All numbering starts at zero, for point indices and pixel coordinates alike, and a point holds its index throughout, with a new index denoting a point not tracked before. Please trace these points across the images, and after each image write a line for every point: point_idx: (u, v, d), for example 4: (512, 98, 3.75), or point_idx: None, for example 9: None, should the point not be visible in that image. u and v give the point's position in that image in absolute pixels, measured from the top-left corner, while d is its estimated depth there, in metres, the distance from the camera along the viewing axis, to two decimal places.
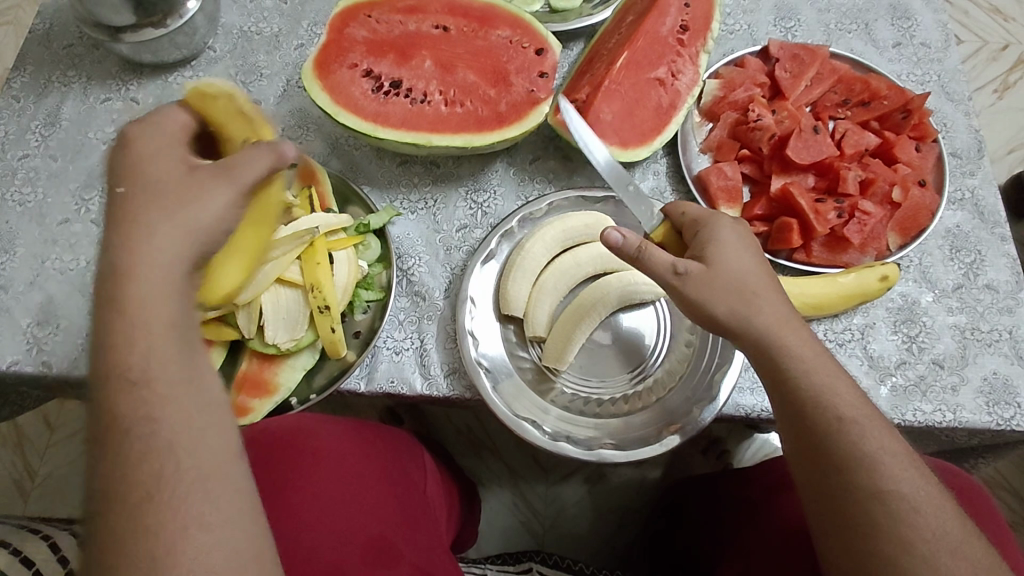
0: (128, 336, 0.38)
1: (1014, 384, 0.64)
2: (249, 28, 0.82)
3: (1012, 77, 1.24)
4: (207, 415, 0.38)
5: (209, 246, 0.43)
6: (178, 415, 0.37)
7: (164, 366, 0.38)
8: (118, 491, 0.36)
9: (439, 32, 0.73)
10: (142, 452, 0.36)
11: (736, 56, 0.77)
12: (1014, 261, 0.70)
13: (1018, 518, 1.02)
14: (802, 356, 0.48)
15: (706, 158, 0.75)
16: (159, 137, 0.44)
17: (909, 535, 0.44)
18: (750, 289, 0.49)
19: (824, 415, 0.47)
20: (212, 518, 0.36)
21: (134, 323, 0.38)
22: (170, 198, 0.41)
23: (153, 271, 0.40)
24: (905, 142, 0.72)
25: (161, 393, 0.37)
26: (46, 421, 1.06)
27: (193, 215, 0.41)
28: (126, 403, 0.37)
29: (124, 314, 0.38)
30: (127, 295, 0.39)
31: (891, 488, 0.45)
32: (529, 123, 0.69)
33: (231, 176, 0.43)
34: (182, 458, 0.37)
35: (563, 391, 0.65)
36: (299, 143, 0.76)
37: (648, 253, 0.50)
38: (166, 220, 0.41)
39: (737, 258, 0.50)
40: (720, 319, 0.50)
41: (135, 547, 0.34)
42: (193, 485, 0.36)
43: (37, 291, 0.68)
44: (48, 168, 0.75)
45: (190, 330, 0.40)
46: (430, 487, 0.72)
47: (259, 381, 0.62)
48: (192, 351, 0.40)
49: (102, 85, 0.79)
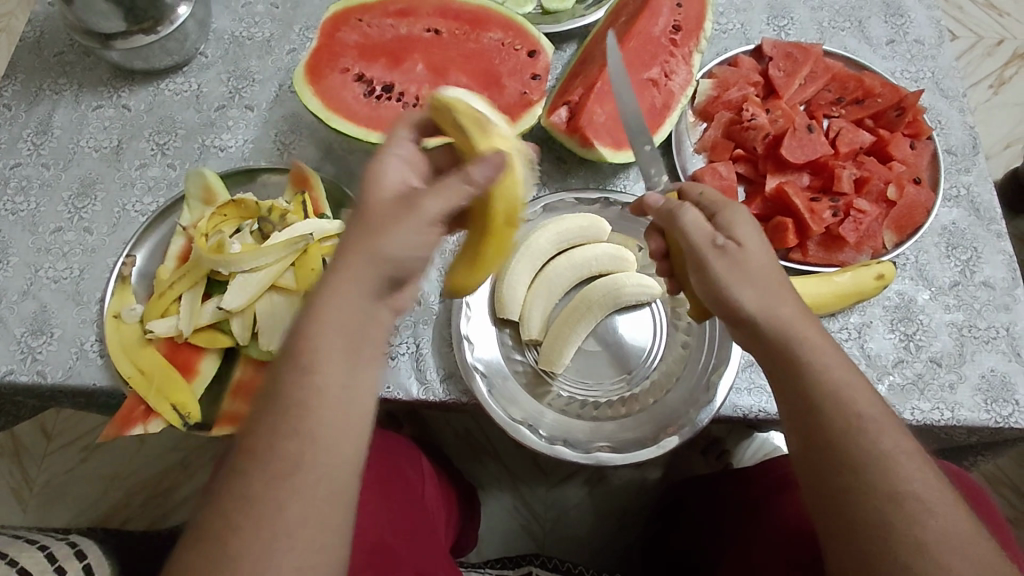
0: (315, 342, 0.40)
1: (1011, 381, 0.64)
2: (241, 33, 0.81)
3: (1008, 72, 1.24)
4: (349, 415, 0.40)
5: (397, 271, 0.42)
6: (326, 409, 0.40)
7: (338, 369, 0.40)
8: (248, 467, 0.39)
9: (430, 35, 0.73)
10: (280, 433, 0.39)
11: (729, 56, 0.77)
12: (1010, 258, 0.70)
13: (1018, 514, 1.01)
14: (821, 351, 0.48)
15: (700, 159, 0.74)
16: (390, 165, 0.45)
17: (922, 537, 0.42)
18: (778, 278, 0.50)
19: (840, 412, 0.46)
20: (298, 530, 0.38)
21: (319, 330, 0.41)
22: (374, 225, 0.42)
23: (347, 291, 0.41)
24: (899, 139, 0.73)
25: (310, 390, 0.40)
26: (44, 430, 1.06)
27: (390, 241, 0.41)
28: (293, 388, 0.40)
29: (317, 321, 0.41)
30: (322, 308, 0.41)
31: (905, 489, 0.44)
32: (521, 126, 0.69)
33: (417, 209, 0.42)
34: (310, 447, 0.39)
35: (560, 394, 0.65)
36: (292, 149, 0.76)
37: (683, 215, 0.51)
38: (363, 242, 0.42)
39: (767, 245, 0.51)
40: (745, 305, 0.49)
41: (245, 524, 0.37)
42: (303, 474, 0.38)
43: (30, 300, 0.68)
44: (39, 176, 0.74)
45: (367, 344, 0.42)
46: (430, 494, 0.71)
47: (253, 389, 0.61)
48: (357, 362, 0.41)
49: (94, 92, 0.78)
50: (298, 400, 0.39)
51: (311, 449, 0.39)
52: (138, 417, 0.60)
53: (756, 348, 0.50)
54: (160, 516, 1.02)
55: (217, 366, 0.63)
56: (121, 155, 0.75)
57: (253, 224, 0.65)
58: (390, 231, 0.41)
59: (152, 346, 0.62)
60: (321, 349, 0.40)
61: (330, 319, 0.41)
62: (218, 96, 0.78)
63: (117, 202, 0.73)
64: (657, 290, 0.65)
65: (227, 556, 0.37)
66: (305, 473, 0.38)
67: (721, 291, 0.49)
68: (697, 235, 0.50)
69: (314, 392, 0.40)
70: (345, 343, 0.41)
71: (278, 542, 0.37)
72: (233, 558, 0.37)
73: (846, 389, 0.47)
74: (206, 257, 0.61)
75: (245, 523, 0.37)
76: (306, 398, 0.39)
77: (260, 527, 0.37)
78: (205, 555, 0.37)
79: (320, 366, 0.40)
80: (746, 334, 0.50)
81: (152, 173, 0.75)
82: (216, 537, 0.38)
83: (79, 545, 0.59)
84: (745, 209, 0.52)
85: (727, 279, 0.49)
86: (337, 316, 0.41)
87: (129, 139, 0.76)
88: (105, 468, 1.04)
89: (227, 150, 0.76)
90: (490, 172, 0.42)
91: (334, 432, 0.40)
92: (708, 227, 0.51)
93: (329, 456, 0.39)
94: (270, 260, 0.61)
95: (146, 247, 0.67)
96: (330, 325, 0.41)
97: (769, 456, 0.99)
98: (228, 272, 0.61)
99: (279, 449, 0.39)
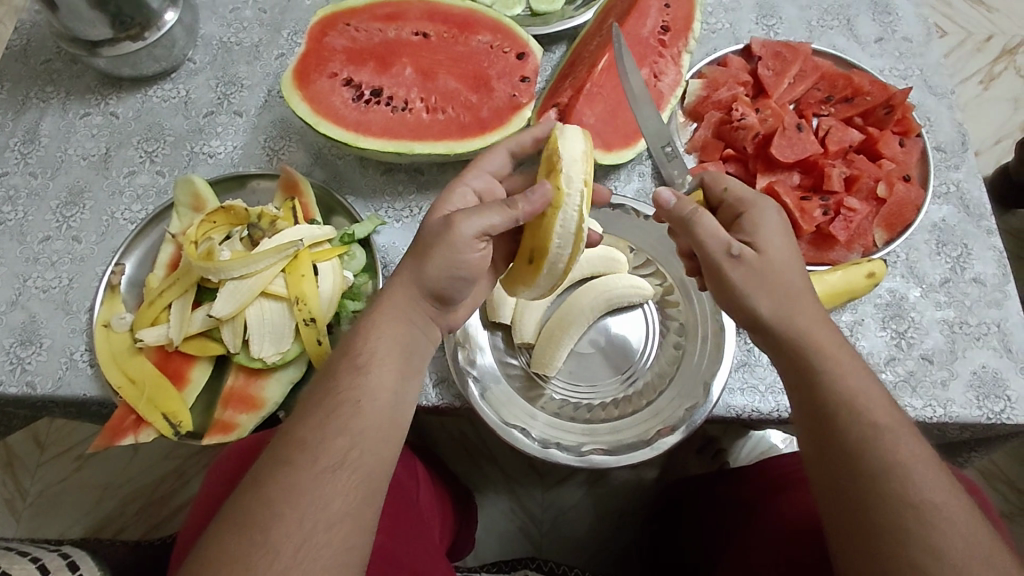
0: (372, 350, 0.48)
1: (1003, 377, 0.64)
2: (229, 39, 0.81)
3: (996, 68, 1.24)
4: (387, 421, 0.46)
5: (436, 288, 0.50)
6: (368, 414, 0.46)
7: (381, 373, 0.47)
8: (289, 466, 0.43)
9: (419, 39, 0.73)
10: (324, 435, 0.44)
11: (718, 56, 0.77)
12: (1000, 254, 0.70)
13: (1013, 508, 1.02)
14: (837, 359, 0.48)
15: (691, 159, 0.75)
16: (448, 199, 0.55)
17: (937, 543, 0.42)
18: (799, 284, 0.50)
19: (855, 420, 0.46)
20: (335, 527, 0.42)
21: (377, 341, 0.49)
22: (423, 247, 0.50)
23: (398, 308, 0.50)
24: (889, 137, 0.73)
25: (365, 392, 0.46)
26: (37, 440, 1.05)
27: (432, 261, 0.49)
28: (347, 381, 0.47)
29: (374, 334, 0.49)
30: (379, 322, 0.49)
31: (922, 497, 0.44)
32: (510, 129, 0.69)
33: (454, 234, 0.48)
34: (347, 447, 0.44)
35: (553, 397, 0.65)
36: (281, 154, 0.76)
37: (699, 221, 0.50)
38: (415, 263, 0.50)
39: (788, 249, 0.51)
40: (762, 315, 0.49)
41: (284, 521, 0.41)
42: (336, 475, 0.43)
43: (19, 310, 0.67)
44: (27, 186, 0.74)
45: (409, 356, 0.49)
46: (425, 498, 0.71)
47: (245, 397, 0.61)
48: (405, 371, 0.49)
49: (81, 100, 0.78)
50: (352, 402, 0.46)
51: (356, 451, 0.44)
52: (129, 427, 0.60)
53: (773, 354, 0.51)
54: (155, 524, 1.01)
55: (208, 375, 0.62)
56: (109, 163, 0.75)
57: (242, 230, 0.65)
58: (441, 255, 0.49)
59: (142, 355, 0.62)
60: (378, 359, 0.48)
61: (389, 332, 0.49)
62: (206, 102, 0.78)
63: (106, 211, 0.73)
64: (648, 291, 0.65)
65: (269, 543, 0.40)
66: (346, 473, 0.43)
67: (739, 299, 0.50)
68: (712, 243, 0.50)
69: (368, 396, 0.46)
70: (399, 354, 0.49)
71: (318, 536, 0.41)
72: (275, 547, 0.40)
73: (861, 396, 0.47)
74: (195, 264, 0.60)
75: (289, 514, 0.41)
76: (358, 402, 0.46)
77: (302, 521, 0.41)
78: (249, 540, 0.41)
79: (375, 372, 0.47)
80: (764, 339, 0.51)
81: (141, 181, 0.74)
82: (257, 528, 0.41)
83: (71, 556, 0.59)
84: (766, 211, 0.52)
85: (744, 288, 0.49)
86: (396, 330, 0.49)
87: (117, 147, 0.76)
88: (99, 477, 1.04)
89: (216, 157, 0.76)
90: (532, 202, 0.47)
91: (378, 436, 0.45)
92: (725, 234, 0.50)
93: (369, 458, 0.45)
94: (262, 267, 0.61)
95: (135, 255, 0.67)
96: (388, 336, 0.49)
97: (764, 455, 0.99)
98: (217, 280, 0.61)
99: (326, 447, 0.44)
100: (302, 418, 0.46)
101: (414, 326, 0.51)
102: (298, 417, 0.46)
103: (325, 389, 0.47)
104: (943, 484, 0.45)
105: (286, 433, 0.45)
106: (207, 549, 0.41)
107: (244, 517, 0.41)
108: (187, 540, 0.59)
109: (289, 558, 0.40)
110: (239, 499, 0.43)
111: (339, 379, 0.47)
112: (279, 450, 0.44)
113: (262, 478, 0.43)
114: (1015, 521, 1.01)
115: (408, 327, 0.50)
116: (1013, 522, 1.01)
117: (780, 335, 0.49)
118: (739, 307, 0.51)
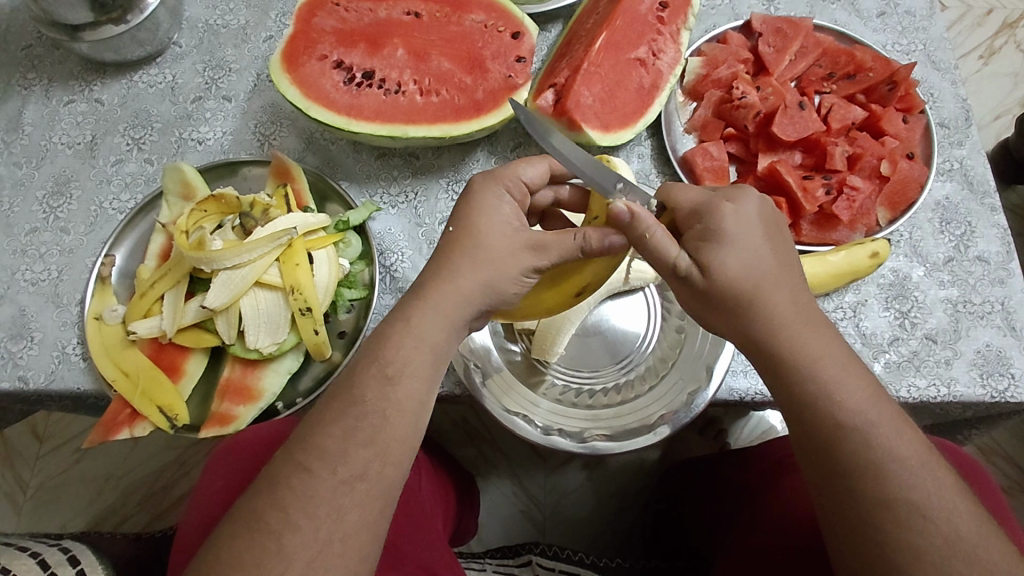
0: (394, 341, 0.46)
1: (1007, 355, 0.64)
2: (215, 21, 0.79)
3: (997, 42, 1.22)
4: (403, 419, 0.44)
5: (464, 291, 0.48)
6: (374, 416, 0.44)
7: (409, 369, 0.45)
8: (287, 478, 0.42)
9: (410, 19, 0.71)
10: (318, 447, 0.43)
11: (719, 32, 0.75)
12: (1004, 232, 0.70)
13: (1013, 483, 1.02)
14: (813, 353, 0.46)
15: (690, 138, 0.73)
16: (488, 193, 0.51)
17: (916, 543, 0.42)
18: (752, 297, 0.47)
19: (827, 418, 0.45)
20: (349, 538, 0.41)
21: (399, 355, 0.46)
22: (456, 258, 0.48)
23: (427, 314, 0.47)
24: (892, 114, 0.71)
25: (394, 404, 0.44)
26: (35, 433, 1.05)
27: (485, 274, 0.48)
28: (367, 385, 0.45)
29: (394, 344, 0.46)
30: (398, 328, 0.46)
31: (899, 495, 0.43)
32: (508, 110, 0.67)
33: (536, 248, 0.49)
34: (344, 460, 0.42)
35: (554, 383, 0.64)
36: (273, 139, 0.74)
37: (650, 240, 0.48)
38: (461, 275, 0.48)
39: (741, 260, 0.47)
40: (720, 325, 0.49)
41: (284, 535, 0.40)
42: (338, 492, 0.42)
43: (8, 304, 0.66)
44: (12, 176, 0.72)
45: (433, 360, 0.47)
46: (427, 488, 0.71)
47: (242, 388, 0.60)
48: (433, 371, 0.47)
49: (65, 86, 0.76)
50: (378, 414, 0.44)
51: (377, 462, 0.43)
52: (124, 422, 0.59)
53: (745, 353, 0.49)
54: (157, 515, 1.01)
55: (204, 366, 0.62)
56: (95, 152, 0.73)
57: (235, 219, 0.63)
58: (460, 262, 0.48)
59: (136, 347, 0.60)
60: (407, 368, 0.45)
61: (426, 342, 0.46)
62: (194, 87, 0.76)
63: (94, 200, 0.71)
64: (649, 275, 0.64)
65: (283, 550, 0.40)
66: (365, 486, 0.42)
67: (697, 310, 0.50)
68: (661, 262, 0.49)
69: (393, 407, 0.44)
70: (432, 364, 0.47)
71: (333, 546, 0.41)
72: (289, 554, 0.40)
73: (845, 388, 0.45)
74: (187, 253, 0.58)
75: (304, 523, 0.41)
76: (385, 413, 0.44)
77: (317, 530, 0.41)
78: (262, 547, 0.40)
79: (406, 384, 0.45)
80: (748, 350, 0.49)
81: (129, 169, 0.73)
82: (264, 544, 0.40)
83: (70, 551, 0.57)
84: (716, 218, 0.47)
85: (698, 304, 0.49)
86: (431, 337, 0.47)
87: (102, 135, 0.74)
88: (98, 469, 1.03)
89: (205, 143, 0.74)
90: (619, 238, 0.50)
91: (397, 444, 0.44)
92: (675, 250, 0.48)
93: (388, 470, 0.44)
94: (255, 256, 0.59)
95: (125, 246, 0.65)
96: (424, 348, 0.46)
97: (765, 436, 0.99)
98: (210, 270, 0.59)
99: (347, 457, 0.42)
100: (320, 420, 0.44)
101: (447, 328, 0.48)
102: (316, 418, 0.44)
103: (350, 396, 0.44)
104: (951, 479, 0.44)
105: (303, 436, 0.44)
106: (218, 553, 0.40)
107: (257, 521, 0.41)
108: (196, 533, 0.58)
109: (304, 566, 0.40)
110: (252, 501, 0.42)
111: (367, 389, 0.45)
112: (297, 454, 0.43)
113: (277, 482, 0.42)
114: (1014, 496, 1.02)
115: (443, 332, 0.47)
116: (1012, 496, 1.02)
117: (752, 342, 0.48)
118: (699, 314, 0.50)
